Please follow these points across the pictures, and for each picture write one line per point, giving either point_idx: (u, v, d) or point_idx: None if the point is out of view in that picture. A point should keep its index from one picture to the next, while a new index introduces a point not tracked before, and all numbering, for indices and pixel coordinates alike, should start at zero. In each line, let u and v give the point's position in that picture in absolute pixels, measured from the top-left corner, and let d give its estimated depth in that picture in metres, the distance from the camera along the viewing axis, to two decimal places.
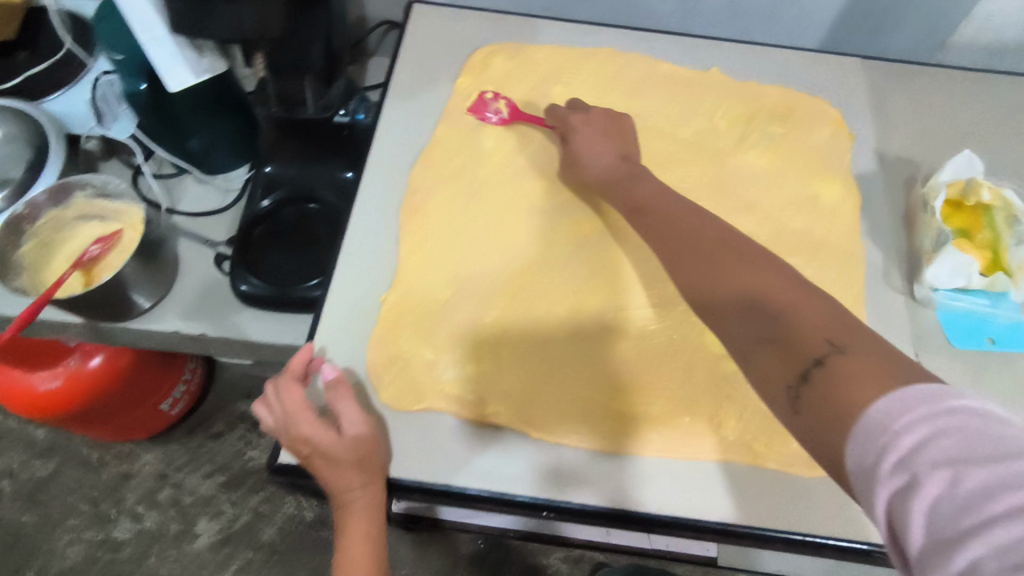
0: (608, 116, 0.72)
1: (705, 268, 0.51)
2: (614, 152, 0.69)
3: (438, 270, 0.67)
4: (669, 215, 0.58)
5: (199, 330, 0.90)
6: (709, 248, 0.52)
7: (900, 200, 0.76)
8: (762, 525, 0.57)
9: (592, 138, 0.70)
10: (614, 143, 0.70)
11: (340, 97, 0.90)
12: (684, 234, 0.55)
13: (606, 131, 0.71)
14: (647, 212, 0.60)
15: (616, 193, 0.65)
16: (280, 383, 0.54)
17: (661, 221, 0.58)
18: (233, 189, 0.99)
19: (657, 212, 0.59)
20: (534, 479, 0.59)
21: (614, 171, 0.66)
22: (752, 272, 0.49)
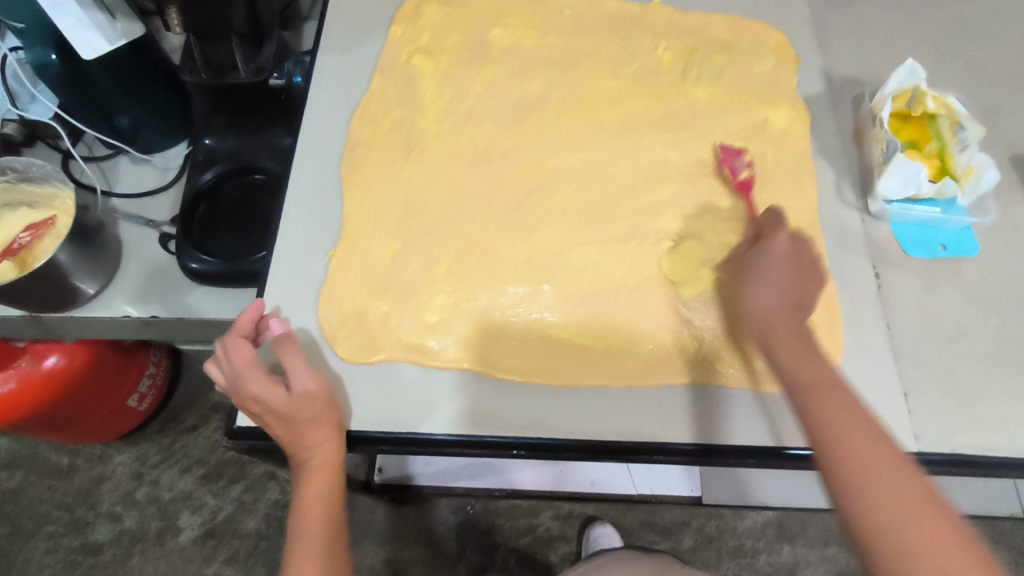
0: (806, 248, 0.59)
1: (897, 509, 0.46)
2: (790, 299, 0.58)
3: (384, 221, 0.65)
4: (853, 423, 0.50)
5: (150, 312, 0.87)
6: (910, 492, 0.46)
7: (848, 118, 0.75)
8: (731, 445, 0.57)
9: (773, 266, 0.59)
10: (794, 281, 0.58)
11: (272, 59, 0.84)
12: (879, 463, 0.48)
13: (788, 257, 0.59)
14: (829, 407, 0.51)
15: (789, 355, 0.55)
16: (228, 342, 0.53)
17: (850, 427, 0.50)
18: (172, 168, 0.96)
19: (838, 415, 0.51)
20: (501, 419, 0.58)
21: (789, 324, 0.56)
22: (949, 538, 0.44)
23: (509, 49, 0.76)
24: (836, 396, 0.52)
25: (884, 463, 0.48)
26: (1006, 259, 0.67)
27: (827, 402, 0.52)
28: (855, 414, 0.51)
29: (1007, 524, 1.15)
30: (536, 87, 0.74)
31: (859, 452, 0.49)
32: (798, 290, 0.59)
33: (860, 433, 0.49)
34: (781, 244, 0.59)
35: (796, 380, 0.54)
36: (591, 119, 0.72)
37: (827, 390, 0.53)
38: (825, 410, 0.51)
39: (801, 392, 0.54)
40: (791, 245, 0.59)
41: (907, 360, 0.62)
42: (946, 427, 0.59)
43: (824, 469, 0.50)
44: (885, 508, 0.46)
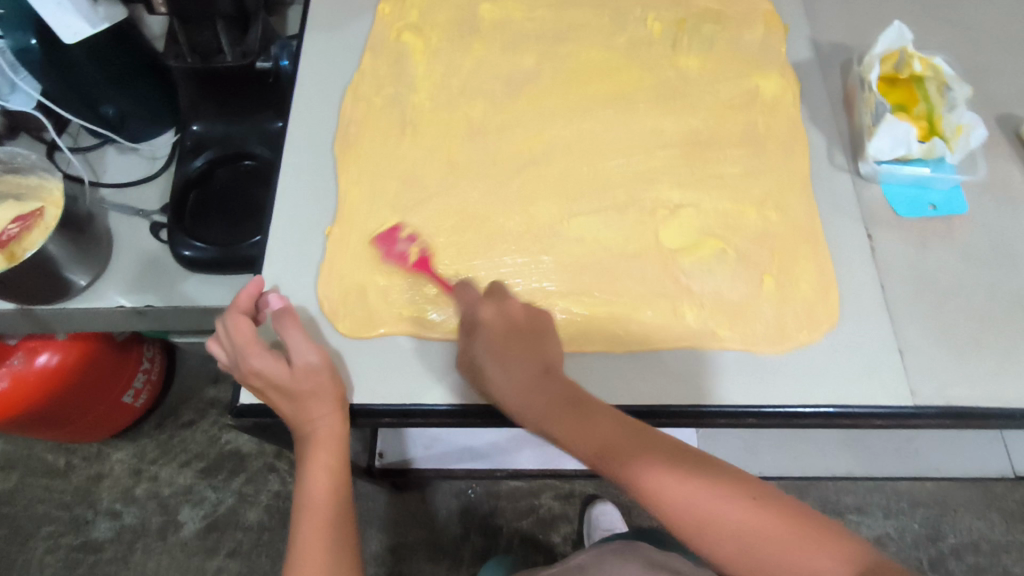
0: (513, 306, 0.56)
1: (742, 542, 0.45)
2: (534, 373, 0.53)
3: (380, 196, 0.65)
4: (648, 467, 0.48)
5: (144, 302, 0.86)
6: (732, 509, 0.46)
7: (837, 84, 0.76)
8: (734, 406, 0.58)
9: (496, 357, 0.54)
10: (523, 346, 0.54)
11: (258, 42, 0.83)
12: (701, 498, 0.47)
13: (511, 323, 0.55)
14: (624, 461, 0.49)
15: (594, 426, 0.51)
16: (228, 319, 0.53)
17: (653, 474, 0.48)
18: (160, 157, 0.94)
19: (642, 469, 0.48)
20: None
21: (544, 402, 0.52)
22: (791, 540, 0.44)
23: (499, 24, 0.76)
24: (632, 445, 0.49)
25: (697, 487, 0.47)
26: (995, 216, 0.68)
27: (632, 461, 0.49)
28: (653, 457, 0.49)
29: (998, 485, 1.18)
30: (527, 61, 0.74)
31: (683, 496, 0.47)
32: (516, 363, 0.54)
33: (666, 477, 0.48)
34: (544, 321, 0.56)
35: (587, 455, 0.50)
36: (583, 91, 0.72)
37: (622, 453, 0.50)
38: (627, 474, 0.49)
39: (605, 463, 0.50)
40: (530, 314, 0.56)
41: (902, 317, 0.63)
42: (942, 380, 0.60)
43: (669, 525, 0.48)
44: (732, 535, 0.45)
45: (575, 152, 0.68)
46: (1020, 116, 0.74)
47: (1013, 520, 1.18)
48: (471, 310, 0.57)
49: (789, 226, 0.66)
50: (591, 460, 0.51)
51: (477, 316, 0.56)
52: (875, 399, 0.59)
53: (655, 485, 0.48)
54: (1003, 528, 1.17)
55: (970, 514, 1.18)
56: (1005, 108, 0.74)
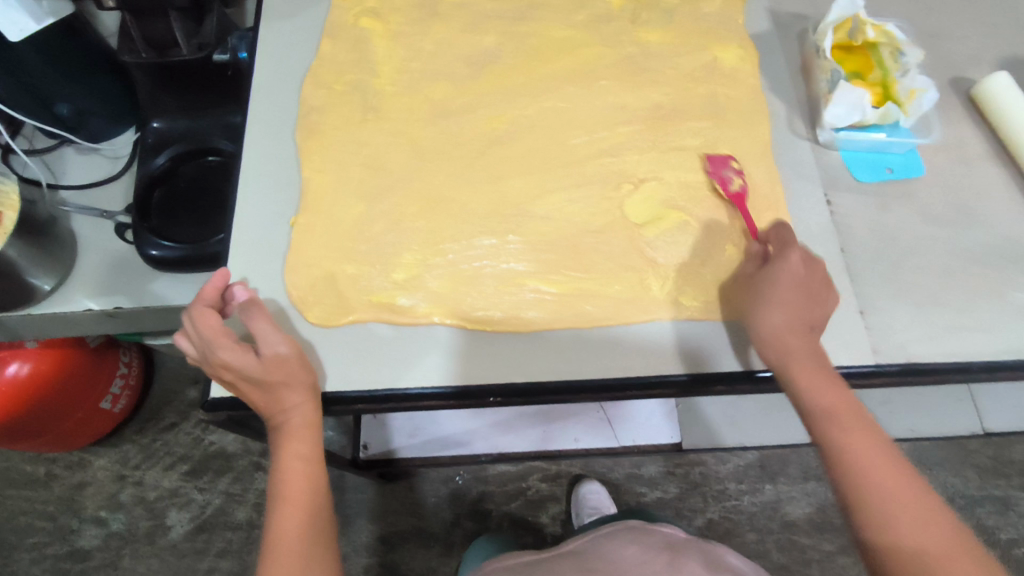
0: (819, 270, 0.56)
1: (923, 536, 0.47)
2: (805, 321, 0.55)
3: (345, 183, 0.65)
4: (859, 446, 0.51)
5: (113, 304, 0.85)
6: (922, 519, 0.47)
7: (795, 52, 0.77)
8: (701, 373, 0.59)
9: (786, 291, 0.55)
10: (803, 305, 0.55)
11: (215, 33, 0.82)
12: (895, 488, 0.49)
13: (803, 283, 0.55)
14: (840, 428, 0.52)
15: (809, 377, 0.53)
16: (194, 313, 0.52)
17: (866, 448, 0.51)
18: (122, 156, 0.93)
19: (856, 446, 0.51)
20: (476, 369, 0.58)
21: (803, 353, 0.54)
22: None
23: (458, 5, 0.76)
24: (860, 423, 0.52)
25: (907, 488, 0.49)
26: (951, 177, 0.70)
27: (849, 433, 0.52)
28: (870, 443, 0.51)
29: (970, 441, 1.22)
30: (488, 41, 0.73)
31: (881, 476, 0.49)
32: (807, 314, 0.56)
33: (875, 459, 0.50)
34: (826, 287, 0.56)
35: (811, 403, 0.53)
36: (546, 69, 0.72)
37: (847, 421, 0.52)
38: (841, 437, 0.52)
39: (815, 417, 0.53)
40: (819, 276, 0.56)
41: (863, 279, 0.64)
42: (902, 338, 0.61)
43: (845, 493, 0.50)
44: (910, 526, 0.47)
45: (541, 129, 0.69)
46: (972, 77, 0.76)
47: (987, 474, 1.21)
48: (779, 247, 0.58)
49: (752, 195, 0.66)
50: (812, 417, 0.53)
51: (777, 253, 0.57)
52: (838, 360, 0.60)
53: (861, 454, 0.50)
54: (977, 484, 1.20)
55: (946, 472, 1.20)
56: (957, 71, 0.76)
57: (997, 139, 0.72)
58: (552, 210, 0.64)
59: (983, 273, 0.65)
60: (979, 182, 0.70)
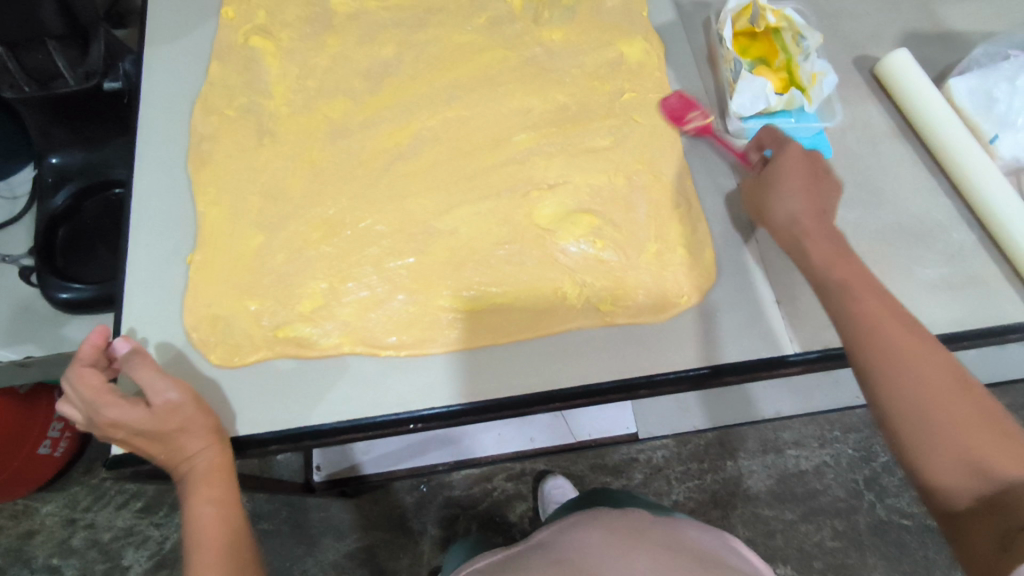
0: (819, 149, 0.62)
1: (850, 271, 0.55)
2: (816, 209, 0.60)
3: (241, 214, 0.62)
4: (799, 196, 0.60)
5: (24, 353, 0.81)
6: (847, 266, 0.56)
7: (700, 41, 0.76)
8: (623, 379, 0.59)
9: (793, 182, 0.60)
10: (809, 177, 0.61)
11: (101, 60, 0.77)
12: (807, 213, 0.59)
13: (808, 165, 0.61)
14: (779, 185, 0.61)
15: (787, 166, 0.61)
16: (73, 375, 0.49)
17: (793, 186, 0.60)
18: (20, 195, 0.89)
19: (794, 197, 0.60)
20: (394, 397, 0.57)
21: (815, 231, 0.58)
22: (894, 313, 0.52)
23: (352, 18, 0.73)
24: (803, 176, 0.60)
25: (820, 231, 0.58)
26: (858, 158, 0.70)
27: (785, 181, 0.60)
28: (807, 187, 0.60)
29: None
30: (383, 52, 0.71)
31: (798, 205, 0.60)
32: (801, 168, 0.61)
33: (804, 201, 0.60)
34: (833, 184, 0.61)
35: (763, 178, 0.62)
36: (448, 77, 0.70)
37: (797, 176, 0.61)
38: (783, 186, 0.60)
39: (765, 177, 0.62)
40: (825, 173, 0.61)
41: (777, 268, 0.64)
42: (819, 323, 0.62)
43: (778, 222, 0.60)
44: (933, 410, 0.48)
45: (448, 139, 0.67)
46: (873, 56, 0.77)
47: None
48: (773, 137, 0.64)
49: (662, 190, 0.66)
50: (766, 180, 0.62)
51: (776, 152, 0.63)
52: (757, 351, 0.60)
53: (791, 199, 0.60)
54: None
55: None
56: (858, 50, 0.77)
57: (901, 115, 0.73)
58: (465, 224, 0.63)
59: (893, 252, 0.66)
60: (884, 160, 0.70)
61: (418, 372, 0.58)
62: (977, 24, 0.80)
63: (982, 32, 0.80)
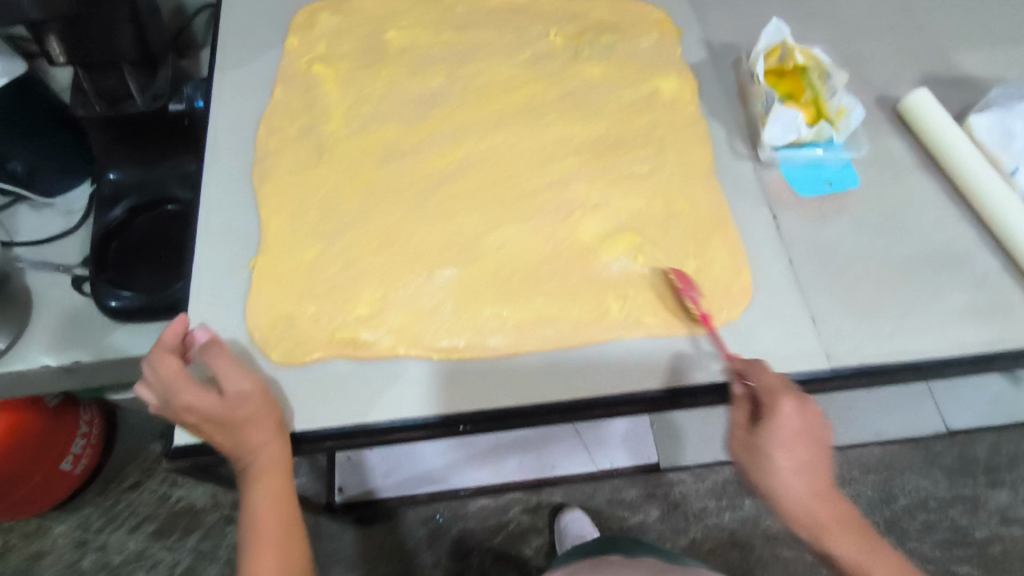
0: (810, 406, 0.54)
1: (828, 504, 0.55)
2: (816, 476, 0.55)
3: (300, 224, 0.65)
4: (790, 461, 0.54)
5: (71, 359, 0.84)
6: (823, 496, 0.55)
7: (730, 79, 0.82)
8: (665, 389, 0.61)
9: (792, 453, 0.54)
10: (807, 442, 0.54)
11: (167, 84, 0.83)
12: (795, 478, 0.54)
13: (803, 434, 0.54)
14: (769, 451, 0.54)
15: (782, 433, 0.54)
16: (154, 358, 0.51)
17: (785, 451, 0.54)
18: (76, 210, 0.93)
19: (786, 465, 0.54)
20: (445, 399, 0.59)
21: (813, 499, 0.54)
22: (855, 531, 0.55)
23: (406, 50, 0.78)
24: (799, 437, 0.54)
25: (806, 482, 0.54)
26: (884, 188, 0.74)
27: (774, 451, 0.54)
28: (801, 449, 0.54)
29: (933, 443, 1.26)
30: (435, 82, 0.76)
31: (789, 474, 0.54)
32: (799, 434, 0.54)
33: (796, 465, 0.54)
34: (826, 433, 0.55)
35: (750, 434, 0.56)
36: (495, 105, 0.75)
37: (793, 442, 0.54)
38: (774, 454, 0.54)
39: (749, 430, 0.56)
40: (821, 423, 0.55)
41: (809, 288, 0.67)
42: (851, 342, 0.64)
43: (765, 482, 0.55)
44: None
45: (494, 161, 0.71)
46: (894, 96, 0.82)
47: (955, 475, 1.24)
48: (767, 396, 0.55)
49: (696, 214, 0.69)
50: (757, 440, 0.55)
51: (771, 407, 0.54)
52: (794, 365, 0.62)
53: (786, 469, 0.54)
54: (948, 485, 1.23)
55: (916, 475, 1.24)
56: (880, 90, 0.82)
57: (923, 149, 0.77)
58: (512, 239, 0.66)
59: (920, 278, 0.68)
60: (908, 191, 0.74)
61: (466, 377, 0.60)
62: (989, 71, 0.85)
63: (994, 77, 0.85)
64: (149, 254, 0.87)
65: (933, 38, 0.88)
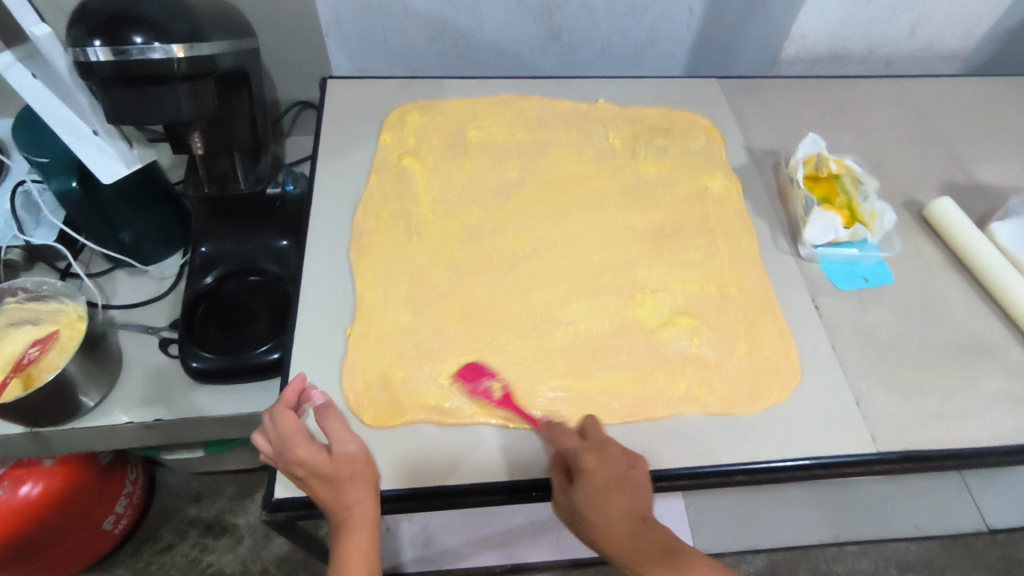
0: (614, 454, 0.59)
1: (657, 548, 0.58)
2: (633, 511, 0.58)
3: (392, 296, 0.73)
4: (614, 504, 0.57)
5: (154, 415, 0.90)
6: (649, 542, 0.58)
7: (771, 181, 0.91)
8: (724, 465, 0.64)
9: (600, 497, 0.57)
10: (625, 491, 0.58)
11: (270, 169, 0.95)
12: (611, 524, 0.57)
13: (610, 482, 0.58)
14: (597, 498, 0.57)
15: (599, 477, 0.58)
16: (275, 412, 0.58)
17: (600, 499, 0.57)
18: (168, 276, 1.02)
19: (611, 509, 0.57)
20: (519, 466, 0.63)
21: (642, 543, 0.58)
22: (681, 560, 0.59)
23: (485, 147, 0.89)
24: (613, 484, 0.58)
25: (627, 527, 0.58)
26: (918, 284, 0.80)
27: (596, 499, 0.57)
28: (620, 495, 0.58)
29: (971, 539, 1.25)
30: (511, 176, 0.86)
31: (609, 522, 0.57)
32: (618, 475, 0.58)
33: (616, 516, 0.57)
34: (640, 473, 0.59)
35: (574, 485, 0.58)
36: (566, 196, 0.84)
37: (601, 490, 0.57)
38: (592, 504, 0.58)
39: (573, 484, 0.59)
40: (627, 465, 0.59)
41: (857, 374, 0.72)
42: (898, 423, 0.68)
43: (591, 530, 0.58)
44: None
45: (565, 248, 0.79)
46: (920, 201, 0.90)
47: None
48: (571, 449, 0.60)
49: (748, 300, 0.76)
50: (580, 492, 0.58)
51: (574, 456, 0.59)
52: (848, 448, 0.66)
53: (616, 513, 0.57)
54: None
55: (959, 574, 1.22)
56: (907, 195, 0.91)
57: (950, 250, 0.85)
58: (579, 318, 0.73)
59: (959, 368, 0.73)
60: (940, 287, 0.80)
61: (539, 443, 0.65)
62: (1005, 180, 0.94)
63: (1012, 186, 0.94)
64: (227, 319, 0.95)
65: (952, 149, 0.98)
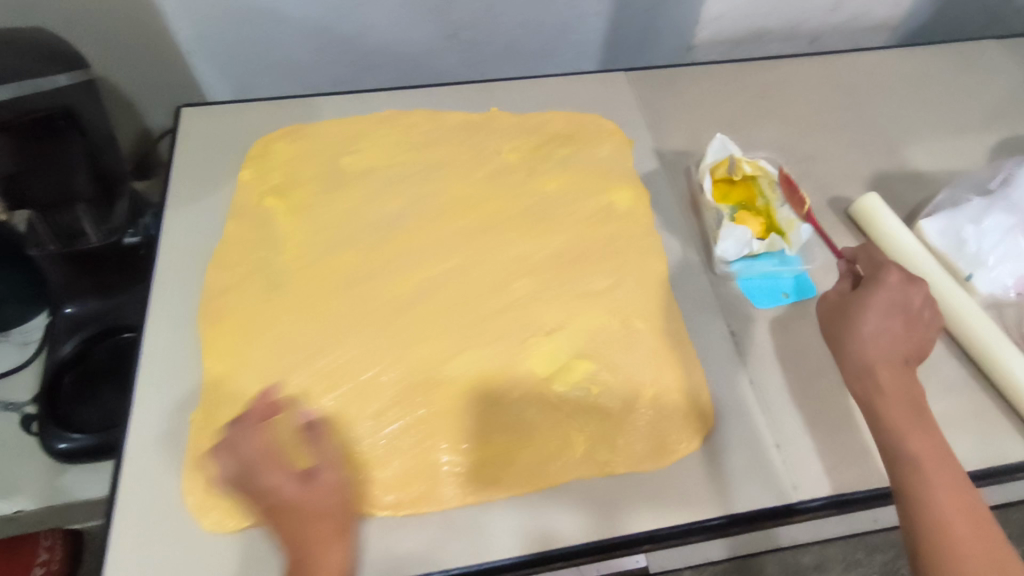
0: (917, 289, 0.60)
1: (900, 389, 0.56)
2: (901, 349, 0.58)
3: (248, 369, 0.64)
4: (877, 328, 0.58)
5: (13, 507, 0.84)
6: (903, 381, 0.57)
7: (684, 188, 0.82)
8: (620, 536, 0.58)
9: (881, 318, 0.59)
10: (899, 316, 0.59)
11: (126, 217, 0.83)
12: (871, 343, 0.58)
13: (898, 303, 0.59)
14: (851, 320, 0.59)
15: (873, 300, 0.59)
16: (248, 433, 0.55)
17: (872, 315, 0.59)
18: (31, 342, 0.93)
19: (870, 328, 0.58)
20: (389, 561, 0.56)
21: (887, 374, 0.57)
22: (914, 419, 0.55)
23: (362, 176, 0.79)
24: (894, 301, 0.59)
25: (883, 345, 0.58)
26: None
27: (857, 318, 0.59)
28: (890, 311, 0.59)
29: None
30: (392, 207, 0.76)
31: (867, 334, 0.58)
32: (899, 302, 0.59)
33: (875, 334, 0.58)
34: (928, 312, 0.60)
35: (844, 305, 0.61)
36: (453, 227, 0.75)
37: (890, 304, 0.59)
38: (861, 321, 0.59)
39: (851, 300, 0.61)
40: (921, 298, 0.60)
41: (774, 410, 0.65)
42: (820, 466, 0.62)
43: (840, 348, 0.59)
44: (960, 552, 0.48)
45: (452, 291, 0.70)
46: (847, 197, 0.83)
47: None
48: (873, 271, 0.62)
49: (654, 334, 0.68)
50: (849, 313, 0.60)
51: (878, 274, 0.61)
52: (762, 501, 0.60)
53: (864, 331, 0.58)
54: None
55: None
56: (832, 192, 0.83)
57: None
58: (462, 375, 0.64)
59: None
60: None
61: (414, 531, 0.57)
62: (939, 164, 0.87)
63: (946, 170, 0.86)
64: (98, 385, 0.86)
65: (883, 132, 0.90)
